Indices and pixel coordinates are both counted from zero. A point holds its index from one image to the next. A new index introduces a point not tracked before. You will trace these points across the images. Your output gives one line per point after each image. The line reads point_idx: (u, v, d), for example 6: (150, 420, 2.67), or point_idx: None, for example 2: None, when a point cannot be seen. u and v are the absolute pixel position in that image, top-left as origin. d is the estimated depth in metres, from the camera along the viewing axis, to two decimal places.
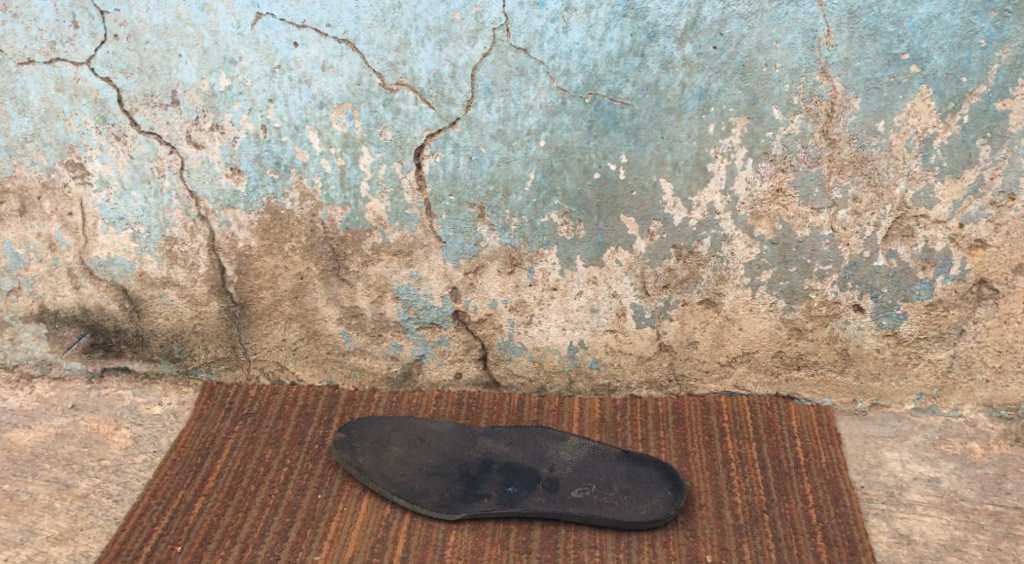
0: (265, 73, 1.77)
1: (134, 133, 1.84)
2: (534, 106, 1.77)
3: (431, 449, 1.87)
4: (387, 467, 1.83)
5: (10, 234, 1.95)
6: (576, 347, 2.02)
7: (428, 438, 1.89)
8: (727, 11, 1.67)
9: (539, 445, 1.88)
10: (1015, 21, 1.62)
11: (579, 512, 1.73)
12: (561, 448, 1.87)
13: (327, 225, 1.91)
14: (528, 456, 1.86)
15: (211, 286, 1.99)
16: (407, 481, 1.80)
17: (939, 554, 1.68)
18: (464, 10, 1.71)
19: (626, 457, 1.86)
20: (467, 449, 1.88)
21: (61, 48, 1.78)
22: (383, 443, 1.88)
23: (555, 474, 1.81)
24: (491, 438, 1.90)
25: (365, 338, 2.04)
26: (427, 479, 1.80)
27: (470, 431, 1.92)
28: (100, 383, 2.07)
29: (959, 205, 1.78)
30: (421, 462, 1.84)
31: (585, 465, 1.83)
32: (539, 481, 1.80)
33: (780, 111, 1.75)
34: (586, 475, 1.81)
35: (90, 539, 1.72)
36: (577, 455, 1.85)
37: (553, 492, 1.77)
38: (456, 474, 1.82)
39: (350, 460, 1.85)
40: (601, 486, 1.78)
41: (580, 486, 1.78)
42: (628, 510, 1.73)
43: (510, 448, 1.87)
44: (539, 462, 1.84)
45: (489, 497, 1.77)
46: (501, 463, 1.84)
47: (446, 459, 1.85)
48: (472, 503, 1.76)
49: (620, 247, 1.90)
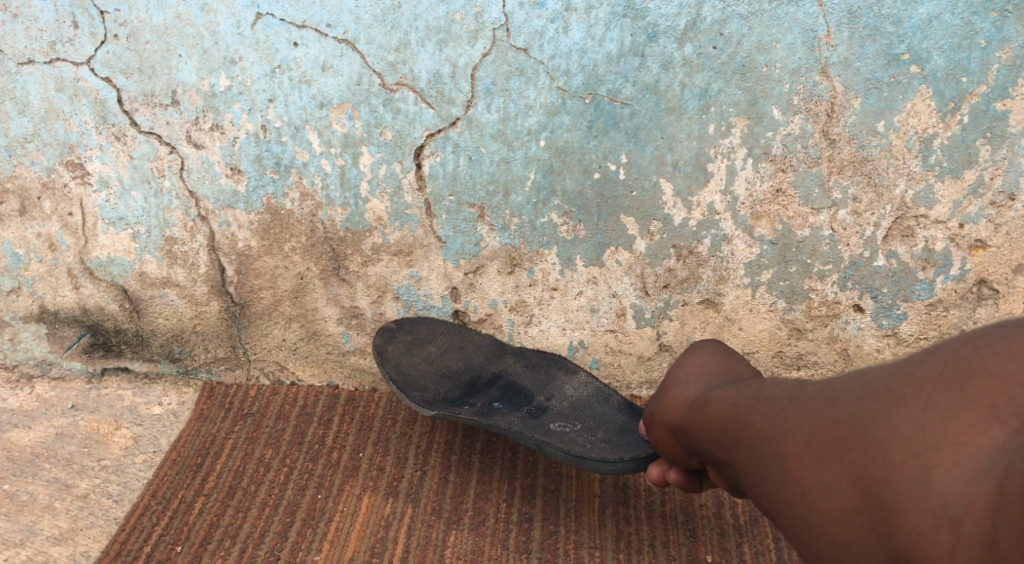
0: (265, 73, 1.77)
1: (134, 132, 1.84)
2: (534, 106, 1.77)
3: (462, 356, 1.92)
4: (408, 359, 1.87)
5: (10, 234, 1.95)
6: (576, 347, 2.02)
7: (467, 348, 1.94)
8: (727, 11, 1.67)
9: (549, 374, 1.90)
10: (1015, 21, 1.62)
11: (536, 433, 1.70)
12: (567, 382, 1.88)
13: (327, 225, 1.91)
14: (534, 382, 1.88)
15: (211, 286, 1.99)
16: (417, 376, 1.84)
17: None
18: (465, 10, 1.71)
19: (630, 411, 1.81)
20: (490, 365, 1.92)
21: (61, 48, 1.77)
22: (422, 341, 1.92)
23: (548, 404, 1.81)
24: (514, 358, 1.95)
25: (366, 338, 2.04)
26: (437, 378, 1.84)
27: (503, 348, 1.97)
28: (100, 383, 2.07)
29: (959, 205, 1.78)
30: (445, 364, 1.89)
31: (583, 405, 1.82)
32: (527, 406, 1.80)
33: (780, 111, 1.75)
34: (577, 414, 1.79)
35: (90, 539, 1.72)
36: (579, 393, 1.85)
37: (532, 418, 1.76)
38: (465, 382, 1.86)
39: (382, 345, 1.89)
40: (583, 428, 1.74)
41: (562, 419, 1.76)
42: (595, 446, 1.69)
43: (523, 371, 1.91)
44: (540, 390, 1.85)
45: (474, 402, 1.80)
46: (508, 382, 1.88)
47: (469, 366, 1.90)
48: (456, 403, 1.78)
49: (620, 247, 1.90)
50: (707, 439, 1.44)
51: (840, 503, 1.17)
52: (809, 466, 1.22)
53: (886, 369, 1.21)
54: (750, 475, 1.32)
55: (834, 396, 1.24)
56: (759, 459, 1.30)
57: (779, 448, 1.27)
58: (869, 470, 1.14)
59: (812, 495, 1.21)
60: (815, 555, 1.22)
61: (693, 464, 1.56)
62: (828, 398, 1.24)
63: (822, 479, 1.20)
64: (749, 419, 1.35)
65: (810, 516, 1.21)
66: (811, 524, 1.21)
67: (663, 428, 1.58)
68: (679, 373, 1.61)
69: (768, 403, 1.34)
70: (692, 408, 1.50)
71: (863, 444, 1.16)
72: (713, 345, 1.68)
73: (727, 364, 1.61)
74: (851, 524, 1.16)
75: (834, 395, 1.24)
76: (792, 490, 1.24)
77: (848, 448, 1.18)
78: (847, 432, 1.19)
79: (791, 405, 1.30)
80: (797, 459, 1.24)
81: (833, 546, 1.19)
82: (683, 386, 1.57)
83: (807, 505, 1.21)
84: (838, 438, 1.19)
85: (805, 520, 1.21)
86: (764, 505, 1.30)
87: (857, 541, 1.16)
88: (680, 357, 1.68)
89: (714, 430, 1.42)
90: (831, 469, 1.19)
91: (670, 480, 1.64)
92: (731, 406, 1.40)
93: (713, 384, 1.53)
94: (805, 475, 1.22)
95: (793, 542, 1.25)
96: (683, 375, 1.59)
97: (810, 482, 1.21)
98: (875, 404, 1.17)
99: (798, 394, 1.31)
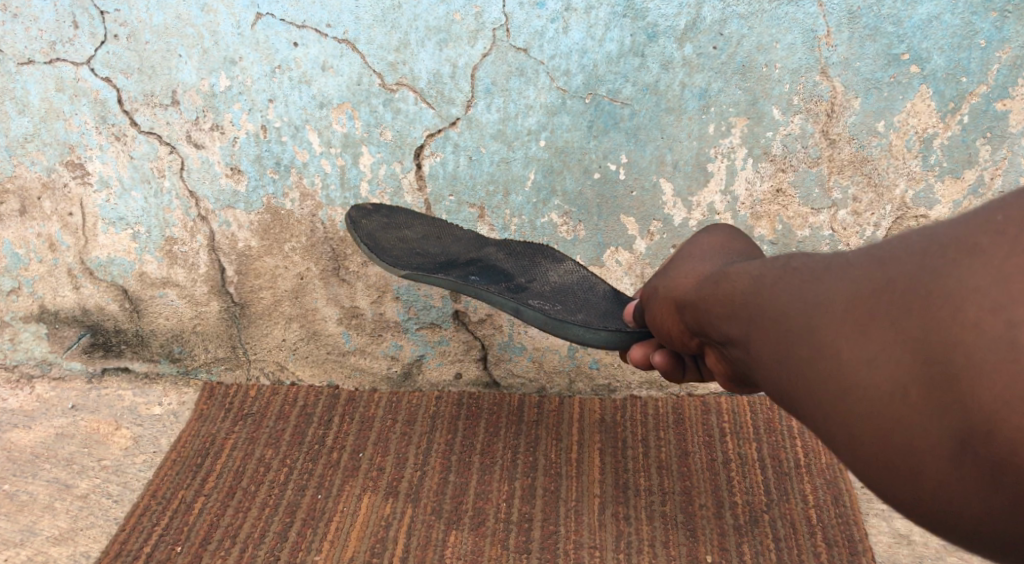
0: (265, 73, 1.77)
1: (134, 133, 1.84)
2: (534, 106, 1.77)
3: (438, 244, 1.67)
4: (382, 232, 1.65)
5: (10, 234, 1.95)
6: (577, 347, 2.02)
7: (445, 240, 1.70)
8: (727, 11, 1.67)
9: (534, 261, 1.63)
10: (1016, 21, 1.62)
11: (515, 296, 1.46)
12: (552, 268, 1.61)
13: (327, 225, 1.91)
14: (517, 266, 1.61)
15: (211, 286, 1.99)
16: (388, 244, 1.61)
17: (939, 554, 1.71)
18: (464, 10, 1.71)
19: (618, 302, 1.54)
20: (468, 252, 1.66)
21: (61, 49, 1.77)
22: (398, 223, 1.71)
23: (529, 285, 1.53)
24: (496, 249, 1.68)
25: (366, 338, 2.04)
26: (409, 253, 1.59)
27: (482, 241, 1.71)
28: (100, 383, 2.07)
29: (959, 205, 1.79)
30: (419, 248, 1.63)
31: (567, 289, 1.54)
32: (506, 282, 1.53)
33: (781, 111, 1.75)
34: (560, 296, 1.51)
35: (90, 539, 1.72)
36: (564, 279, 1.57)
37: (511, 290, 1.49)
38: (439, 261, 1.59)
39: (356, 217, 1.68)
40: (565, 307, 1.46)
41: (543, 297, 1.49)
42: (581, 315, 1.44)
43: (505, 257, 1.64)
44: (522, 272, 1.58)
45: (449, 272, 1.53)
46: (486, 264, 1.61)
47: (443, 250, 1.65)
48: (429, 271, 1.52)
49: (620, 247, 1.90)
50: (719, 318, 1.10)
51: (889, 376, 0.86)
52: (849, 336, 0.89)
53: (961, 217, 0.87)
54: (766, 357, 0.99)
55: (883, 253, 0.90)
56: (783, 334, 0.97)
57: (809, 321, 0.93)
58: (931, 334, 0.82)
59: (849, 371, 0.89)
60: (856, 446, 0.90)
61: (691, 346, 1.25)
62: (882, 258, 0.90)
63: (864, 348, 0.87)
64: (775, 294, 1.00)
65: (845, 394, 0.89)
66: (844, 404, 0.90)
67: (667, 303, 1.26)
68: (693, 251, 1.31)
69: (797, 274, 0.99)
70: (705, 284, 1.17)
71: (923, 303, 0.83)
72: (730, 229, 1.35)
73: (748, 247, 1.30)
74: (904, 400, 0.84)
75: (884, 254, 0.90)
76: (821, 364, 0.91)
77: (905, 310, 0.84)
78: (901, 291, 0.86)
79: (827, 273, 0.95)
80: (834, 331, 0.90)
81: (875, 430, 0.88)
82: (695, 264, 1.26)
83: (848, 391, 0.89)
84: (887, 302, 0.86)
85: (836, 402, 0.90)
86: (778, 393, 0.99)
87: (910, 419, 0.84)
88: (690, 239, 1.37)
89: (730, 307, 1.07)
90: (879, 338, 0.86)
91: (654, 364, 1.40)
92: (755, 278, 1.06)
93: (730, 260, 1.22)
94: (840, 345, 0.90)
95: (819, 431, 0.94)
96: (697, 255, 1.29)
97: (847, 354, 0.89)
98: (940, 254, 0.84)
99: (846, 260, 0.94)
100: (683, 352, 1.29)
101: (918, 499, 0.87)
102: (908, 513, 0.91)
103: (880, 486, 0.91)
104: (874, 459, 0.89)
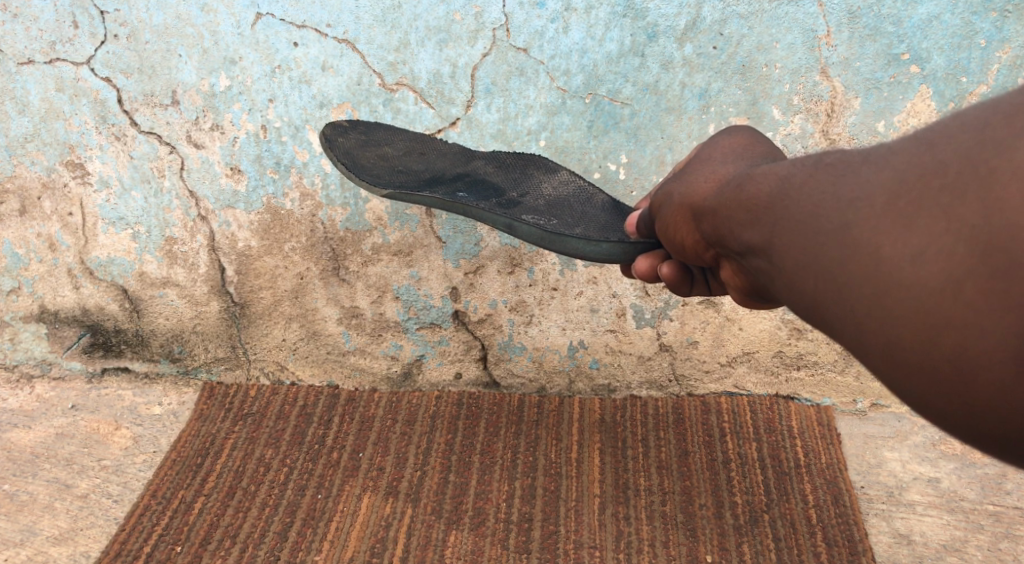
0: (265, 73, 1.77)
1: (134, 133, 1.84)
2: (534, 106, 1.77)
3: (424, 160, 1.61)
4: (363, 153, 1.59)
5: (10, 234, 1.95)
6: (577, 347, 2.02)
7: (428, 156, 1.63)
8: (727, 11, 1.67)
9: (525, 174, 1.57)
10: (1015, 21, 1.62)
11: (508, 212, 1.41)
12: (545, 181, 1.54)
13: (327, 225, 1.91)
14: (508, 179, 1.55)
15: (211, 286, 1.99)
16: (368, 165, 1.55)
17: (939, 554, 1.71)
18: (465, 10, 1.71)
19: (615, 213, 1.48)
20: (455, 167, 1.60)
21: (61, 48, 1.77)
22: (379, 142, 1.64)
23: (521, 199, 1.48)
24: (485, 161, 1.62)
25: (366, 338, 2.04)
26: (390, 172, 1.53)
27: (471, 156, 1.65)
28: (99, 383, 2.07)
29: None
30: (403, 164, 1.57)
31: (562, 203, 1.48)
32: (497, 198, 1.47)
33: (781, 111, 1.75)
34: (554, 208, 1.46)
35: (90, 539, 1.72)
36: (559, 192, 1.51)
37: (503, 205, 1.44)
38: (424, 178, 1.53)
39: (333, 136, 1.62)
40: (561, 220, 1.41)
41: (536, 211, 1.43)
42: (580, 228, 1.39)
43: (495, 170, 1.58)
44: (514, 186, 1.52)
45: (436, 189, 1.48)
46: (475, 179, 1.55)
47: (429, 167, 1.58)
48: (414, 190, 1.48)
49: None
50: (740, 226, 1.05)
51: (938, 270, 0.84)
52: (891, 232, 0.87)
53: (1014, 94, 0.87)
54: (793, 265, 0.96)
55: (926, 142, 0.89)
56: (813, 237, 0.94)
57: (844, 219, 0.91)
58: (995, 221, 0.81)
59: (891, 268, 0.86)
60: (893, 353, 0.88)
61: (705, 258, 1.20)
62: (927, 145, 0.89)
63: (909, 242, 0.86)
64: (806, 193, 0.97)
65: (885, 294, 0.87)
66: (884, 306, 0.87)
67: (682, 211, 1.19)
68: (711, 154, 1.22)
69: (832, 171, 0.96)
70: (727, 189, 1.11)
71: (982, 185, 0.82)
72: (752, 130, 1.27)
73: (771, 150, 1.21)
74: (955, 295, 0.83)
75: (928, 140, 0.89)
76: (856, 265, 0.89)
77: (958, 197, 0.84)
78: (954, 175, 0.85)
79: (865, 165, 0.93)
80: (872, 227, 0.88)
81: (921, 336, 0.85)
82: (717, 166, 1.18)
83: (892, 290, 0.86)
84: (940, 192, 0.85)
85: (874, 306, 0.88)
86: (803, 301, 0.96)
87: (964, 319, 0.83)
88: (707, 141, 1.29)
89: (755, 213, 1.03)
90: (927, 230, 0.85)
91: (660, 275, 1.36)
92: (779, 180, 1.02)
93: (754, 163, 1.14)
94: (881, 242, 0.87)
95: (849, 341, 0.92)
96: (717, 158, 1.21)
97: (890, 251, 0.87)
98: (996, 134, 0.84)
99: (882, 152, 0.93)
100: (694, 263, 1.24)
101: (962, 408, 0.85)
102: (947, 425, 0.89)
103: (917, 398, 0.89)
104: (912, 366, 0.87)
